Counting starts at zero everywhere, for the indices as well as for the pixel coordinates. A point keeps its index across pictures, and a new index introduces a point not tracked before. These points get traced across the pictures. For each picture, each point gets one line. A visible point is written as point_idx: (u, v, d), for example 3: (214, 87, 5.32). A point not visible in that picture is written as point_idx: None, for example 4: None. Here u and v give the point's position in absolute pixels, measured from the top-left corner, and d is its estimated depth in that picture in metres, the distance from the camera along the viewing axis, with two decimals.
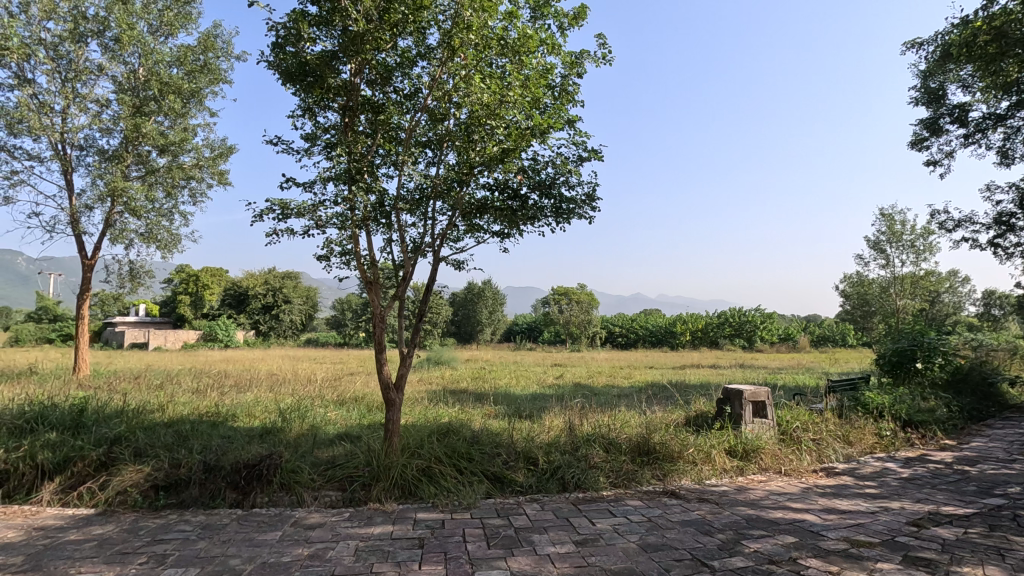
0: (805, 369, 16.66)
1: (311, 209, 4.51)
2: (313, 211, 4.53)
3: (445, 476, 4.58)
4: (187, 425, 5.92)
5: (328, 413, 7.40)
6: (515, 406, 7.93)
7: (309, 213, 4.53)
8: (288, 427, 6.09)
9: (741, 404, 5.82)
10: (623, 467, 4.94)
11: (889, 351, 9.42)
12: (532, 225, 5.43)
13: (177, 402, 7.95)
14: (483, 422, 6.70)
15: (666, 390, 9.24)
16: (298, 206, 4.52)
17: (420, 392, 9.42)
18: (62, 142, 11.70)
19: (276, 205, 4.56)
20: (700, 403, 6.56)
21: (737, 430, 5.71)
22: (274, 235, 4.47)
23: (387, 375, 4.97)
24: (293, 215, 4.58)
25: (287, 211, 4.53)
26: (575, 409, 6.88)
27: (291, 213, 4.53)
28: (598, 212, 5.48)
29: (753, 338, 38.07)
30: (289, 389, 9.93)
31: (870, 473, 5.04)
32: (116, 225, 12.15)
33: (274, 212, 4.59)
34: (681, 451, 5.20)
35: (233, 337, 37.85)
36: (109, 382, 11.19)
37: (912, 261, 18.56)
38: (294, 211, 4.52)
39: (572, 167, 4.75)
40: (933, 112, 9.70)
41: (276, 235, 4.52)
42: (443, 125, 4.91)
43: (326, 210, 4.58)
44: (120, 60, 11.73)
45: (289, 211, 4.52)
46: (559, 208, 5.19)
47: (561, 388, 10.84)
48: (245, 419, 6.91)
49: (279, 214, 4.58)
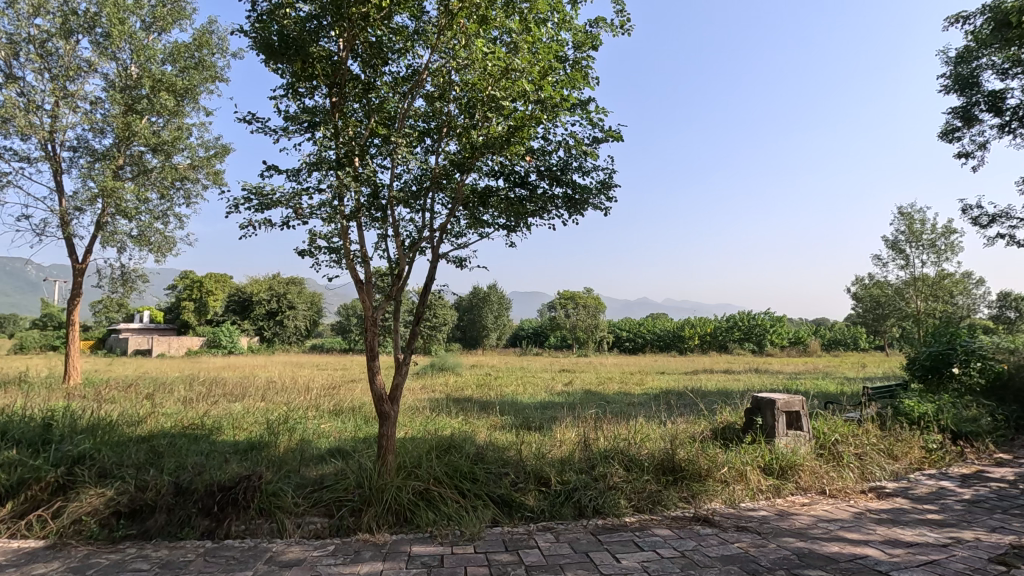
0: (824, 374, 16.01)
1: (291, 197, 3.97)
2: (292, 201, 4.00)
3: (445, 500, 4.03)
4: (164, 441, 5.40)
5: (320, 425, 6.87)
6: (523, 417, 7.36)
7: (290, 203, 4.01)
8: (275, 442, 5.57)
9: (774, 415, 5.24)
10: (646, 489, 4.37)
11: (922, 356, 8.80)
12: (541, 218, 4.92)
13: (160, 413, 7.45)
14: (488, 435, 6.16)
15: (683, 398, 8.66)
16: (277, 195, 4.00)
17: (421, 401, 8.89)
18: (51, 141, 11.28)
19: (253, 195, 4.05)
20: (725, 413, 5.99)
21: (771, 444, 5.14)
22: (250, 228, 3.94)
23: (381, 386, 4.41)
24: (273, 205, 4.06)
25: (266, 200, 4.01)
26: (588, 421, 6.32)
27: (270, 203, 4.01)
28: (614, 202, 4.94)
29: (763, 342, 37.44)
30: (283, 398, 9.42)
31: (926, 495, 4.45)
32: (107, 228, 11.67)
33: (251, 201, 4.08)
34: (710, 469, 4.64)
35: (236, 344, 37.48)
36: (97, 391, 10.72)
37: (933, 261, 17.93)
38: (273, 201, 4.00)
39: (587, 150, 4.21)
40: (966, 99, 9.13)
41: (251, 227, 4.00)
42: (442, 107, 4.39)
43: (309, 199, 4.05)
44: (110, 57, 11.31)
45: (267, 201, 4.01)
46: (571, 198, 4.67)
47: (571, 396, 10.27)
48: (230, 433, 6.39)
49: (257, 204, 4.07)
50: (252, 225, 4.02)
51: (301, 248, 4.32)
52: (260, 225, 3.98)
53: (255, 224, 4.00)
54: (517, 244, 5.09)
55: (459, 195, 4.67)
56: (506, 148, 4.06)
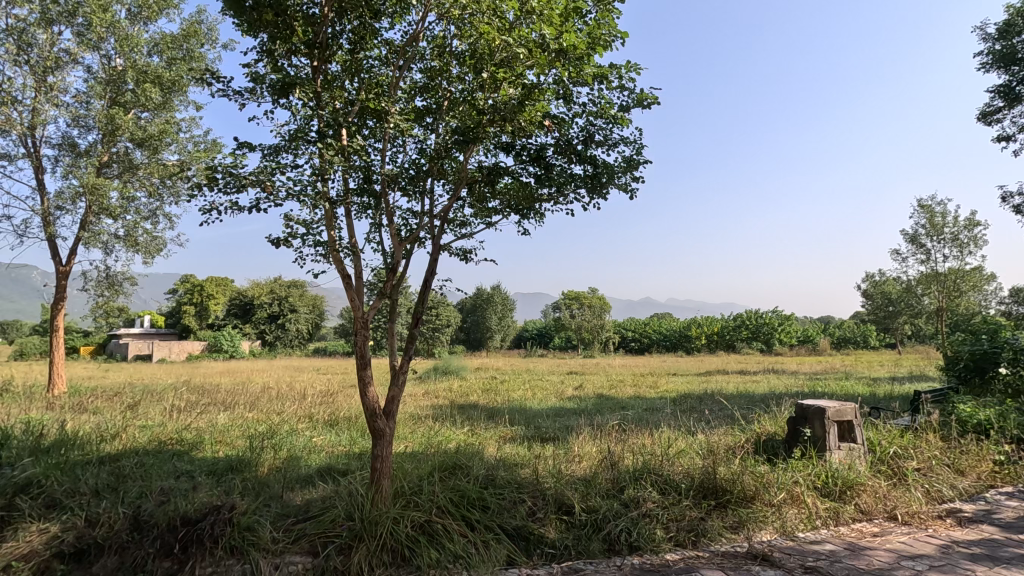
0: (843, 373, 15.35)
1: (260, 174, 3.32)
2: (263, 178, 3.35)
3: (451, 535, 3.39)
4: (131, 462, 4.79)
5: (312, 438, 6.26)
6: (534, 426, 6.72)
7: (261, 181, 3.35)
8: (258, 461, 4.94)
9: (824, 426, 4.58)
10: (687, 517, 3.73)
11: (965, 356, 8.14)
12: (558, 201, 4.29)
13: (139, 426, 6.84)
14: (498, 448, 5.53)
15: (706, 403, 8.02)
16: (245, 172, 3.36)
17: (424, 409, 8.24)
18: (30, 136, 10.69)
19: (218, 172, 3.40)
20: (764, 423, 5.34)
21: (822, 459, 4.48)
22: (212, 210, 3.29)
23: (374, 398, 3.75)
24: (241, 183, 3.41)
25: (233, 179, 3.37)
26: (609, 433, 5.68)
27: (238, 182, 3.37)
28: (641, 182, 4.29)
29: (771, 340, 36.75)
30: (276, 406, 8.81)
31: (1016, 520, 3.79)
32: (92, 228, 11.04)
33: (216, 180, 3.43)
34: (757, 491, 4.01)
35: (238, 348, 36.92)
36: (82, 400, 10.14)
37: (955, 255, 17.28)
38: (241, 180, 3.35)
39: (617, 115, 3.54)
40: (1009, 77, 8.46)
41: (214, 210, 3.35)
42: (443, 72, 3.77)
43: (284, 176, 3.40)
44: (93, 47, 10.70)
45: (234, 178, 3.36)
46: (593, 177, 4.03)
47: (583, 401, 9.62)
48: (211, 449, 5.77)
49: (223, 184, 3.42)
50: (216, 208, 3.37)
51: (275, 239, 3.67)
52: (225, 207, 3.33)
53: (220, 207, 3.35)
54: (529, 233, 4.50)
55: (464, 173, 4.06)
56: (520, 114, 3.43)
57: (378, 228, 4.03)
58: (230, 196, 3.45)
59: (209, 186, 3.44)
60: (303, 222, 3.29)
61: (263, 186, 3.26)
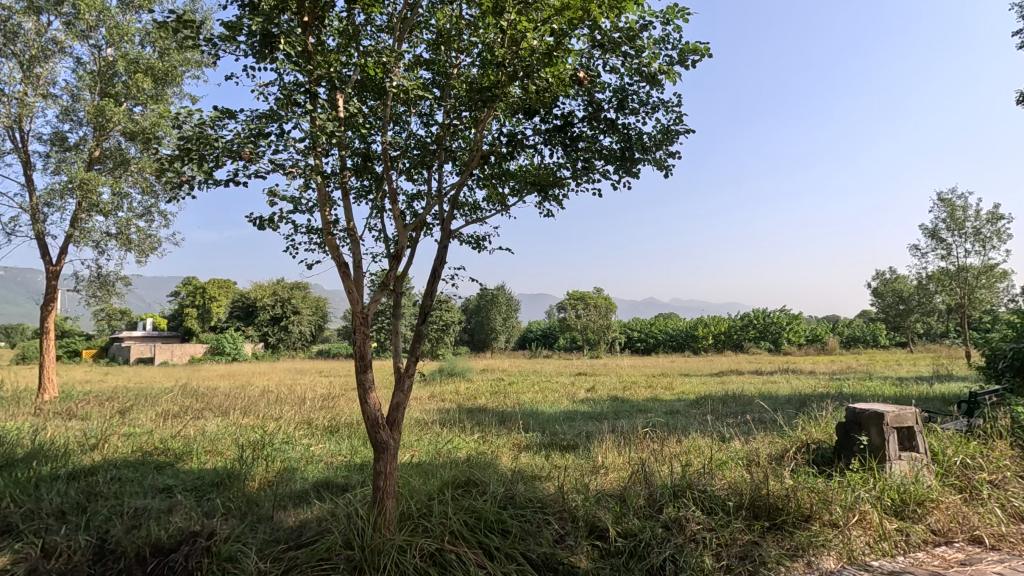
0: (863, 373, 14.79)
1: (240, 141, 2.83)
2: (242, 146, 2.86)
3: (466, 567, 2.88)
4: (105, 477, 4.29)
5: (310, 447, 5.78)
6: (551, 433, 6.23)
7: (239, 148, 2.86)
8: (247, 475, 4.44)
9: (882, 433, 4.06)
10: (739, 540, 3.21)
11: (1009, 355, 7.60)
12: (583, 179, 3.78)
13: (123, 434, 6.36)
14: (514, 458, 5.02)
15: (731, 407, 7.51)
16: (221, 140, 2.86)
17: (430, 414, 7.74)
18: (17, 129, 10.23)
19: (191, 139, 2.89)
20: (809, 431, 4.81)
21: (882, 471, 3.96)
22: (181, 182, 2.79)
23: (374, 406, 3.23)
24: (218, 154, 2.90)
25: (208, 148, 2.87)
26: (635, 440, 5.18)
27: (215, 151, 2.87)
28: (677, 159, 3.77)
29: (779, 340, 36.14)
30: (273, 411, 8.32)
31: None
32: (82, 226, 10.55)
33: (188, 148, 2.92)
34: (816, 509, 3.49)
35: (241, 351, 36.52)
36: (71, 404, 9.70)
37: (977, 250, 16.71)
38: (217, 149, 2.85)
39: (659, 73, 3.01)
40: None
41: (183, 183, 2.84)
42: (456, 29, 3.26)
43: (267, 145, 2.88)
44: (83, 36, 10.24)
45: (209, 146, 2.86)
46: (625, 150, 3.52)
47: (598, 403, 9.12)
48: (200, 460, 5.29)
49: (197, 153, 2.92)
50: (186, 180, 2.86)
51: (259, 220, 3.16)
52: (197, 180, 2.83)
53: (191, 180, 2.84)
54: (548, 217, 4.03)
55: (477, 149, 3.54)
56: (545, 70, 2.92)
57: (378, 211, 3.52)
58: (205, 168, 2.94)
59: (180, 156, 2.94)
60: (291, 200, 2.77)
61: (242, 155, 2.75)
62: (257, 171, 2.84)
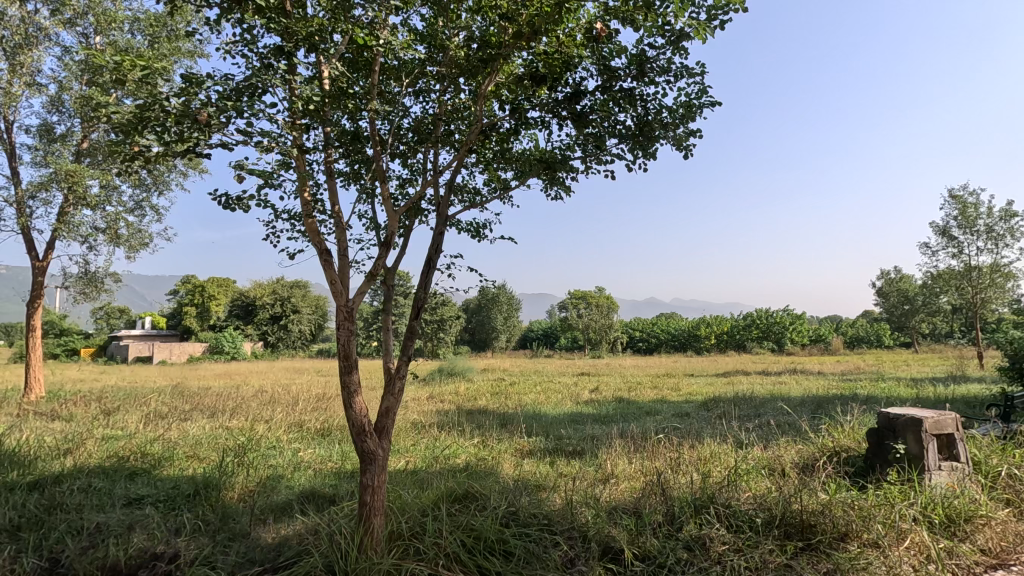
0: (874, 374, 14.43)
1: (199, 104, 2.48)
2: (202, 110, 2.52)
3: None
4: (69, 487, 3.96)
5: (299, 452, 5.44)
6: (555, 437, 5.87)
7: (199, 112, 2.51)
8: (224, 485, 4.10)
9: (919, 440, 3.70)
10: (771, 561, 2.84)
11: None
12: (595, 158, 3.43)
13: (103, 437, 6.02)
14: (516, 466, 4.66)
15: (743, 410, 7.15)
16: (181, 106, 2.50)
17: (428, 416, 7.37)
18: (2, 120, 9.89)
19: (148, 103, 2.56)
20: (836, 437, 4.44)
21: (921, 483, 3.59)
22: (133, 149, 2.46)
23: (360, 414, 2.86)
24: (179, 119, 2.56)
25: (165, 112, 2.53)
26: (647, 445, 4.82)
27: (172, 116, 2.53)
28: (701, 137, 3.40)
29: (783, 340, 35.72)
30: (264, 413, 7.97)
31: None
32: (69, 220, 10.19)
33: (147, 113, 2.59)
34: (855, 526, 3.12)
35: (240, 349, 36.26)
36: (57, 405, 9.36)
37: (989, 248, 16.34)
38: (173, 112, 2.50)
39: (681, 31, 2.67)
40: None
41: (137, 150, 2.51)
42: None
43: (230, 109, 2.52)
44: (70, 23, 9.89)
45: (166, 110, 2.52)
46: (642, 123, 3.17)
47: (603, 405, 8.74)
48: (179, 466, 4.95)
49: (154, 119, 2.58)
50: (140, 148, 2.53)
51: (229, 201, 2.80)
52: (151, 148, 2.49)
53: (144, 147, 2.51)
54: (555, 201, 3.69)
55: (476, 126, 3.17)
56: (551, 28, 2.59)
57: (367, 192, 3.13)
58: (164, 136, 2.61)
59: (137, 121, 2.61)
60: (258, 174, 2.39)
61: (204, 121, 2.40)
62: (221, 140, 2.48)
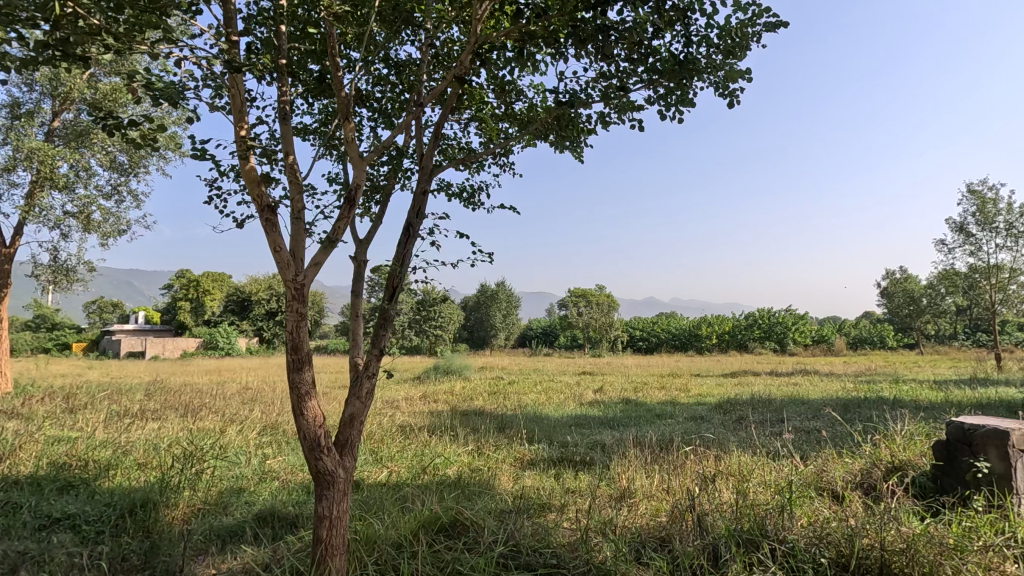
0: (888, 376, 13.80)
1: None
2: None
3: None
4: None
5: (268, 459, 4.77)
6: (559, 444, 5.21)
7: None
8: (166, 502, 3.43)
9: (1002, 456, 3.04)
10: None
11: None
12: (617, 102, 2.77)
13: (50, 439, 5.34)
14: (516, 480, 3.99)
15: (765, 414, 6.46)
16: None
17: (418, 418, 6.70)
18: None
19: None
20: (891, 451, 3.77)
21: (1010, 509, 2.93)
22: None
23: (314, 424, 2.18)
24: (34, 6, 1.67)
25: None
26: (667, 457, 4.14)
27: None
28: (749, 80, 2.76)
29: (784, 340, 35.06)
30: (240, 413, 7.30)
31: None
32: (37, 203, 9.47)
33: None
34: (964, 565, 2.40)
35: (234, 345, 35.59)
36: (19, 401, 8.67)
37: (1008, 246, 15.70)
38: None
39: None
40: None
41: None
42: None
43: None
44: None
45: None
46: (679, 57, 2.50)
47: (609, 407, 8.09)
48: (124, 475, 4.27)
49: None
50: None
51: (133, 138, 2.09)
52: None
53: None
54: (568, 158, 3.06)
55: (471, 42, 2.38)
56: None
57: (328, 131, 2.41)
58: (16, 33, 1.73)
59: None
60: (157, 90, 1.67)
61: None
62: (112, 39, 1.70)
